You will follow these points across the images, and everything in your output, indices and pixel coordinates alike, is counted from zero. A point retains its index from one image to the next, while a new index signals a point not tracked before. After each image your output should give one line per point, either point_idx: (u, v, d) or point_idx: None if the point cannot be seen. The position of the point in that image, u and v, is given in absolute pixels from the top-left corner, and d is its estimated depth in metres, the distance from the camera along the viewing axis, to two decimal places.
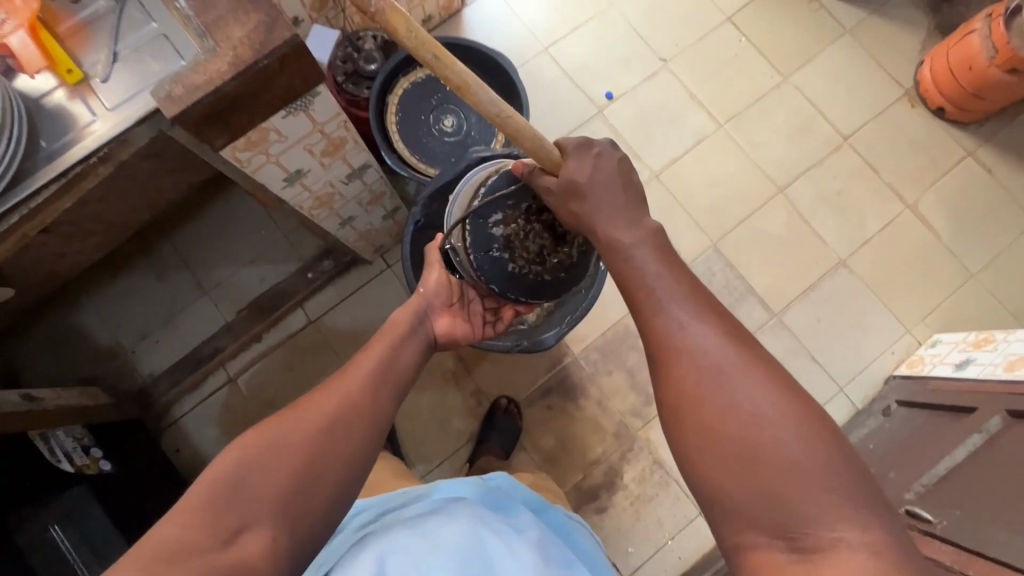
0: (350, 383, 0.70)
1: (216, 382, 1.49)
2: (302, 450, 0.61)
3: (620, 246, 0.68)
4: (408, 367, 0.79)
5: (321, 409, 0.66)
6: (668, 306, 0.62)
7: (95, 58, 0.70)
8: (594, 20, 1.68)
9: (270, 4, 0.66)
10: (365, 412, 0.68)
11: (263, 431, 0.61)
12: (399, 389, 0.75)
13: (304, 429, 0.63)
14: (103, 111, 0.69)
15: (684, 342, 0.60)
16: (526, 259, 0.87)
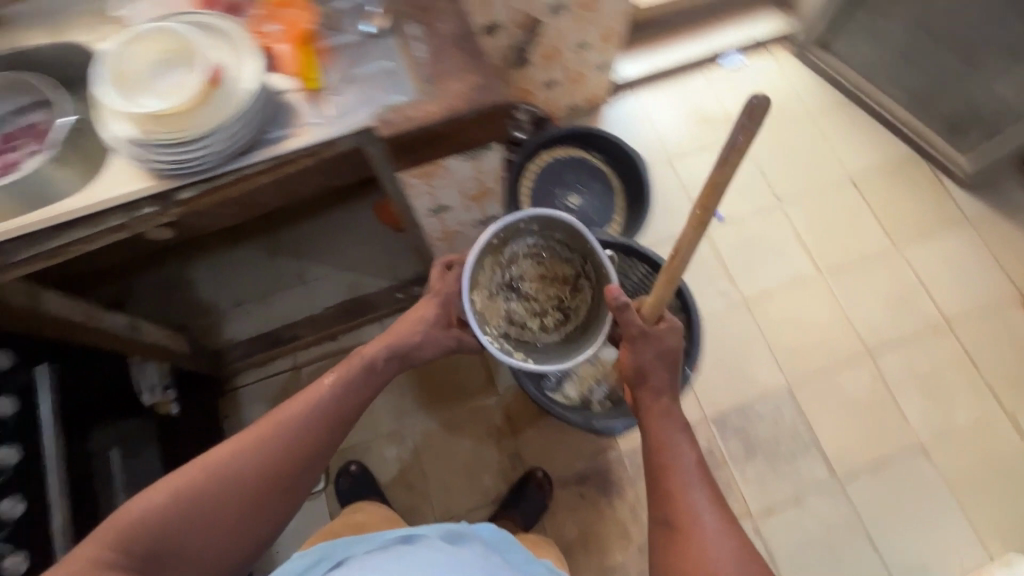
0: (284, 438, 0.79)
1: (282, 365, 1.59)
2: (231, 494, 0.74)
3: (670, 415, 0.85)
4: (362, 404, 0.87)
5: (244, 464, 0.76)
6: (690, 483, 0.79)
7: (331, 76, 0.84)
8: (721, 146, 1.79)
9: (489, 73, 0.79)
10: (291, 471, 0.78)
11: (202, 470, 0.74)
12: (341, 428, 0.84)
13: (238, 474, 0.75)
14: (324, 117, 0.81)
15: (694, 512, 0.76)
16: (536, 313, 1.08)
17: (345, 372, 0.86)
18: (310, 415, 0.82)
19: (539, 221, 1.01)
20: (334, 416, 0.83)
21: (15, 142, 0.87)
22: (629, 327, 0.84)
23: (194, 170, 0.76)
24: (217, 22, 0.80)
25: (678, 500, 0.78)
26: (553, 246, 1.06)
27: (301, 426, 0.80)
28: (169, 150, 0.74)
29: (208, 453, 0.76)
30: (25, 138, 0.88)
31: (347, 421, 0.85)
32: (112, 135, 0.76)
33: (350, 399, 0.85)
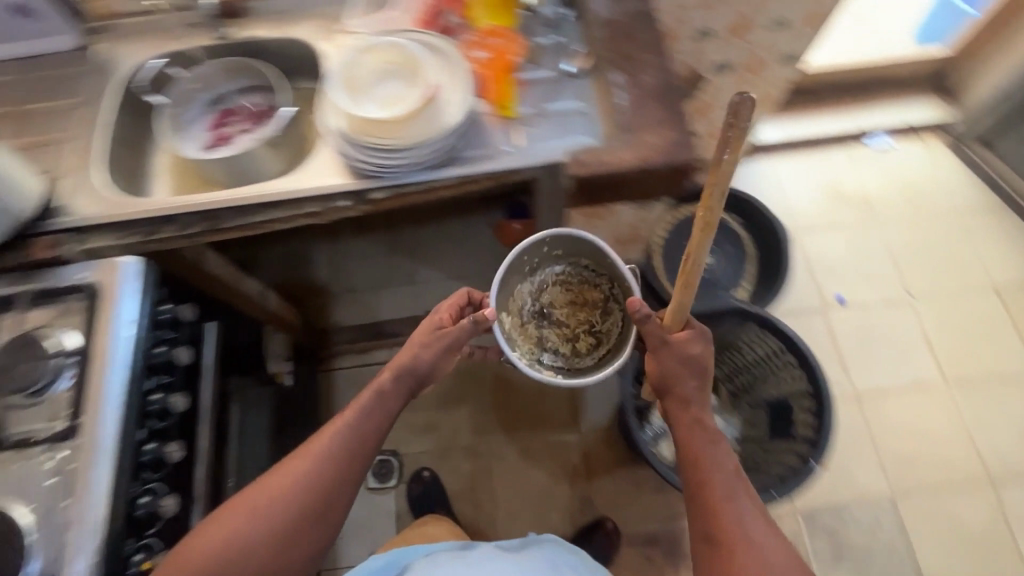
0: (304, 481, 0.75)
1: (379, 356, 1.66)
2: (266, 540, 0.72)
3: (711, 428, 0.78)
4: (382, 426, 0.81)
5: (268, 515, 0.73)
6: (730, 495, 0.74)
7: (525, 107, 0.88)
8: (853, 228, 1.71)
9: (686, 131, 0.79)
10: (317, 512, 0.74)
11: (233, 520, 0.73)
12: (360, 453, 0.78)
13: (270, 518, 0.73)
14: (515, 145, 0.84)
15: (736, 526, 0.71)
16: (568, 339, 0.95)
17: (363, 403, 0.81)
18: (324, 451, 0.77)
19: (562, 244, 0.90)
20: (353, 449, 0.78)
21: (230, 118, 0.97)
22: (649, 336, 0.77)
23: (391, 174, 0.81)
24: (438, 43, 0.86)
25: (719, 515, 0.73)
26: (583, 269, 0.95)
27: (318, 467, 0.76)
28: (376, 153, 0.80)
29: (228, 509, 0.74)
30: (239, 116, 0.97)
31: (368, 452, 0.79)
32: (329, 131, 0.83)
33: (372, 430, 0.80)
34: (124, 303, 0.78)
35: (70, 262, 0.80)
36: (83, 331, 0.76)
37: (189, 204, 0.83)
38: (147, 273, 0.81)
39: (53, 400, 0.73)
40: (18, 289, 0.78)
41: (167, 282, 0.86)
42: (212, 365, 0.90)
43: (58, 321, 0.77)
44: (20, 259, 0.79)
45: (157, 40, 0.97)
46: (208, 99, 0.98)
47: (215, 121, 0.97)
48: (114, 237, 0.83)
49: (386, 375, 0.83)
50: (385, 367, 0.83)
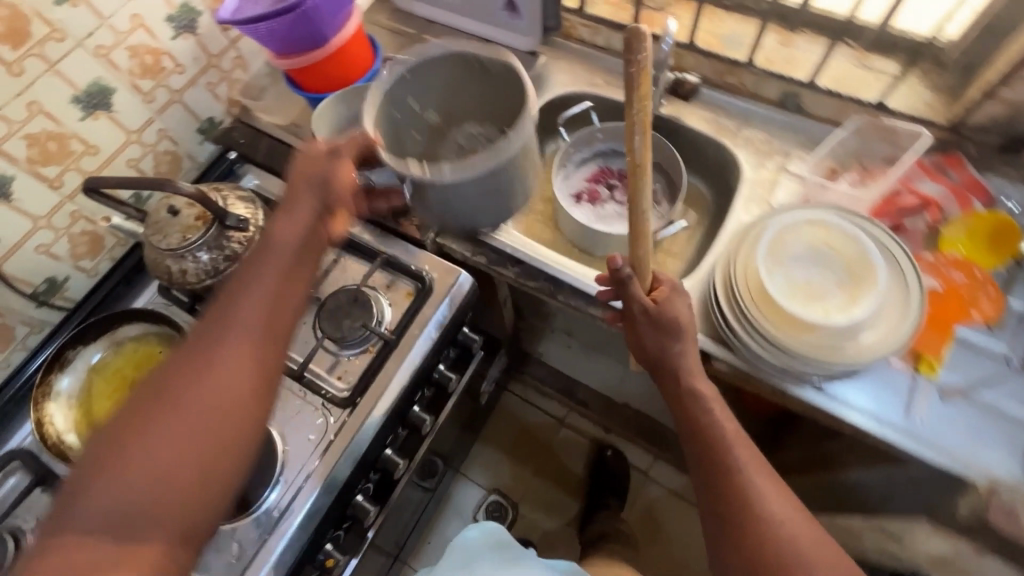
0: (213, 378, 0.50)
1: (554, 409, 1.55)
2: (200, 437, 0.48)
3: (706, 400, 0.64)
4: (291, 254, 0.59)
5: (184, 409, 0.48)
6: (746, 472, 0.59)
7: (949, 372, 0.68)
8: None
9: None
10: (237, 406, 0.50)
11: (131, 431, 0.47)
12: (270, 294, 0.56)
13: (197, 412, 0.48)
14: (914, 416, 0.66)
15: (767, 502, 0.56)
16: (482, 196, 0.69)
17: (264, 266, 0.57)
18: (220, 333, 0.52)
19: (446, 102, 0.74)
20: (262, 318, 0.54)
21: (610, 181, 0.94)
22: (631, 306, 0.65)
23: (751, 362, 0.68)
24: (899, 250, 0.68)
25: (744, 501, 0.57)
26: (473, 137, 0.75)
27: (222, 355, 0.51)
28: (757, 336, 0.66)
29: (89, 458, 0.47)
30: (619, 183, 0.94)
31: (284, 319, 0.56)
32: (716, 273, 0.71)
33: (281, 295, 0.57)
34: (440, 317, 0.79)
35: (425, 249, 0.84)
36: (400, 316, 0.80)
37: (537, 256, 0.79)
38: (469, 296, 0.82)
39: (349, 364, 0.78)
40: (379, 248, 0.84)
41: (474, 306, 0.86)
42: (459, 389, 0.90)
43: (387, 292, 0.82)
44: (395, 225, 0.86)
45: (595, 77, 0.95)
46: (602, 151, 0.96)
47: (595, 175, 0.95)
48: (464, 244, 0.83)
49: (285, 229, 0.59)
50: (288, 218, 0.60)
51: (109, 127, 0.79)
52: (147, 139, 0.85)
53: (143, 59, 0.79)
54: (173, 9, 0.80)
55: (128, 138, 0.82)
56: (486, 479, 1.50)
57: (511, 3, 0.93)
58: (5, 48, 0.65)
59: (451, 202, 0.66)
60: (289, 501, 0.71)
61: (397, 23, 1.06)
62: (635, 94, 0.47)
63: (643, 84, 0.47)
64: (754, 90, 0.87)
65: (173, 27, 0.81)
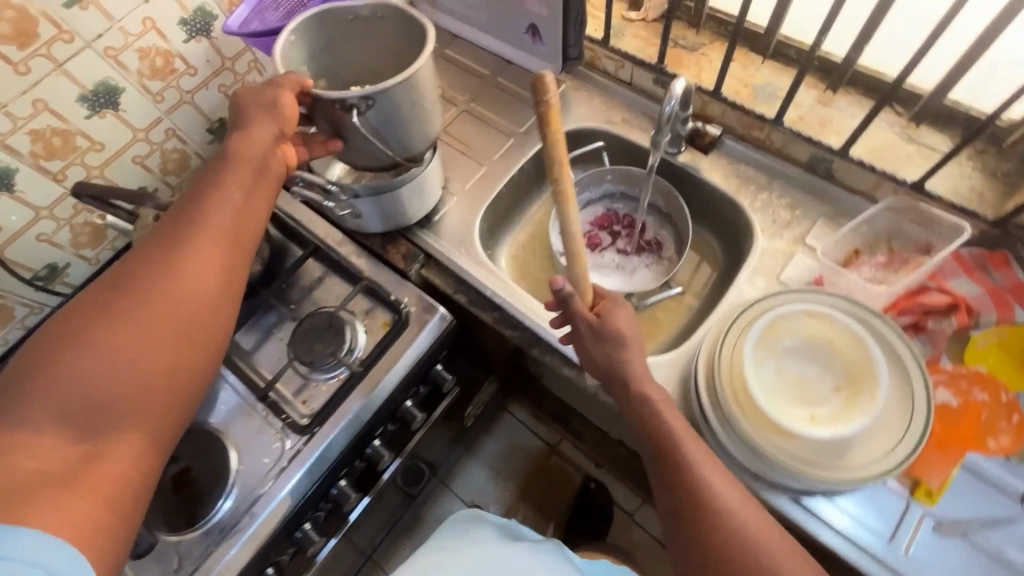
0: (174, 287, 0.53)
1: (548, 435, 1.52)
2: (156, 339, 0.50)
3: (658, 405, 0.61)
4: (258, 178, 0.62)
5: (145, 310, 0.51)
6: (702, 471, 0.57)
7: (951, 505, 0.60)
8: None
9: None
10: (206, 314, 0.54)
11: (87, 327, 0.48)
12: (232, 213, 0.59)
13: (155, 314, 0.51)
14: (901, 549, 0.58)
15: (729, 502, 0.55)
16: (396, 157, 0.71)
17: (225, 189, 0.59)
18: (183, 245, 0.55)
19: (334, 63, 0.73)
20: (225, 235, 0.58)
21: (615, 227, 0.89)
22: (577, 324, 0.63)
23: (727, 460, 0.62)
24: (909, 360, 0.61)
25: (704, 505, 0.55)
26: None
27: (189, 265, 0.54)
28: (735, 436, 0.60)
29: (46, 351, 0.47)
30: (624, 230, 0.88)
31: (246, 237, 0.60)
32: (701, 356, 0.66)
33: (241, 214, 0.60)
34: (412, 353, 0.77)
35: (409, 279, 0.82)
36: (372, 346, 0.79)
37: (518, 305, 0.76)
38: (445, 334, 0.80)
39: (317, 390, 0.76)
40: (363, 272, 0.82)
41: (453, 342, 0.84)
42: (433, 417, 0.90)
43: (365, 319, 0.81)
44: (382, 251, 0.84)
45: (613, 114, 0.89)
46: (611, 193, 0.90)
47: (600, 219, 0.89)
48: (449, 280, 0.81)
49: (245, 151, 0.61)
50: (245, 138, 0.61)
51: (115, 125, 0.80)
52: (154, 137, 0.86)
53: (153, 61, 0.79)
54: (188, 12, 0.79)
55: (134, 136, 0.83)
56: (468, 494, 1.49)
57: (533, 27, 0.89)
58: (11, 48, 0.66)
59: (386, 130, 0.65)
60: (241, 518, 0.71)
61: None
62: (549, 129, 0.53)
63: (554, 117, 0.53)
64: (781, 149, 0.79)
65: (186, 30, 0.81)
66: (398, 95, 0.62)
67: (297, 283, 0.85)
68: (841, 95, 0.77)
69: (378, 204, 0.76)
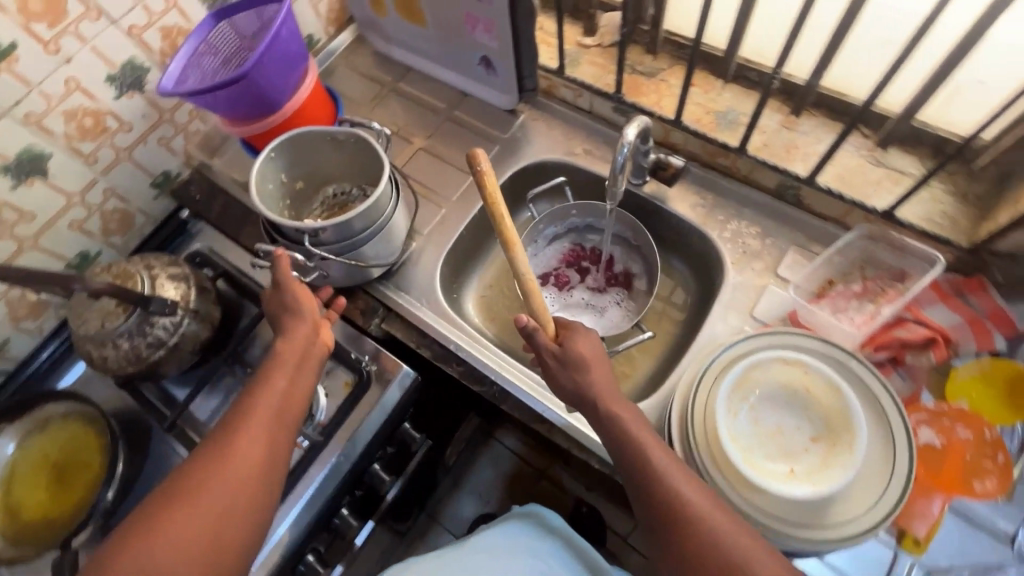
0: (232, 464, 0.54)
1: (536, 462, 1.49)
2: (209, 518, 0.51)
3: (625, 419, 0.57)
4: (303, 347, 0.63)
5: (205, 490, 0.52)
6: (667, 473, 0.53)
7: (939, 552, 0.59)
8: None
9: None
10: (260, 494, 0.54)
11: (159, 511, 0.50)
12: (289, 390, 0.60)
13: (219, 493, 0.52)
14: None
15: (698, 503, 0.51)
16: (353, 237, 0.70)
17: (278, 367, 0.61)
18: (239, 429, 0.56)
19: (317, 167, 0.77)
20: (275, 415, 0.58)
21: (583, 262, 0.85)
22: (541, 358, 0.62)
23: None
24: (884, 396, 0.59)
25: (679, 514, 0.51)
26: (337, 196, 0.79)
27: (243, 443, 0.55)
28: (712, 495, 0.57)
29: (125, 535, 0.49)
30: (591, 266, 0.85)
31: (296, 409, 0.60)
32: (673, 408, 0.62)
33: (292, 389, 0.60)
34: (373, 420, 0.72)
35: (370, 335, 0.78)
36: (333, 410, 0.73)
37: (482, 359, 0.73)
38: (403, 401, 0.74)
39: None
40: None
41: (418, 400, 0.78)
42: (406, 473, 0.85)
43: (325, 379, 0.76)
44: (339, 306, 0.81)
45: (575, 144, 0.86)
46: (576, 226, 0.86)
47: (568, 255, 0.86)
48: (409, 334, 0.78)
49: (297, 330, 0.64)
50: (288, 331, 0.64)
51: (45, 192, 0.75)
52: (91, 199, 0.81)
53: (81, 122, 0.75)
54: (115, 67, 0.75)
55: (69, 201, 0.78)
56: (458, 528, 1.44)
57: (486, 60, 0.84)
58: None
59: (342, 238, 0.69)
60: None
61: (371, 68, 0.99)
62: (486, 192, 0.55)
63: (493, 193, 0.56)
64: (748, 176, 0.76)
65: (116, 86, 0.76)
66: (353, 216, 0.67)
67: (253, 344, 0.80)
68: (806, 117, 0.74)
69: (342, 267, 0.72)
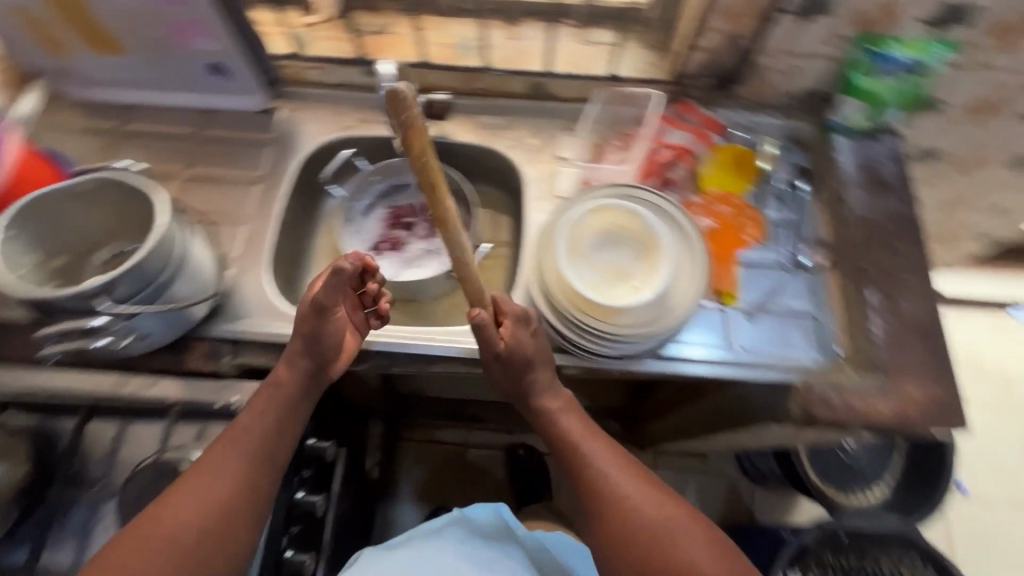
0: (215, 488, 0.58)
1: (455, 436, 1.52)
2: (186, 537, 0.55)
3: (556, 410, 0.69)
4: (295, 379, 0.65)
5: (189, 511, 0.57)
6: (594, 454, 0.66)
7: (749, 293, 0.77)
8: (985, 409, 1.57)
9: (958, 391, 0.67)
10: (222, 526, 0.57)
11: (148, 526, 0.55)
12: (277, 428, 0.64)
13: (197, 518, 0.56)
14: (734, 345, 0.73)
15: (617, 477, 0.63)
16: (151, 283, 0.62)
17: (264, 402, 0.64)
18: (220, 460, 0.60)
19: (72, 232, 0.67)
20: (259, 447, 0.62)
21: (405, 219, 0.89)
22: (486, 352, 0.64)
23: (597, 360, 0.70)
24: (667, 205, 0.74)
25: (603, 497, 0.63)
26: (115, 257, 0.70)
27: (225, 470, 0.59)
28: (594, 337, 0.68)
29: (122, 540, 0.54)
30: (414, 220, 0.89)
31: (281, 448, 0.64)
32: (534, 289, 0.71)
33: (281, 426, 0.64)
34: None
35: (226, 376, 0.72)
36: None
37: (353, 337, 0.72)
38: None
39: None
40: (167, 399, 0.69)
41: None
42: (336, 493, 0.82)
43: (201, 445, 0.68)
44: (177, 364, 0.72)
45: (345, 120, 0.87)
46: (383, 192, 0.89)
47: (389, 219, 0.88)
48: (271, 354, 0.73)
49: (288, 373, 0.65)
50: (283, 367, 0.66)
51: None
52: None
53: None
54: None
55: None
56: None
57: (216, 66, 0.80)
58: None
59: (139, 289, 0.61)
60: None
61: (85, 120, 0.86)
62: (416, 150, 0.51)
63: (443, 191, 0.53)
64: (504, 89, 0.86)
65: None
66: (139, 260, 0.60)
67: (89, 456, 0.68)
68: (523, 25, 0.85)
69: (156, 319, 0.65)
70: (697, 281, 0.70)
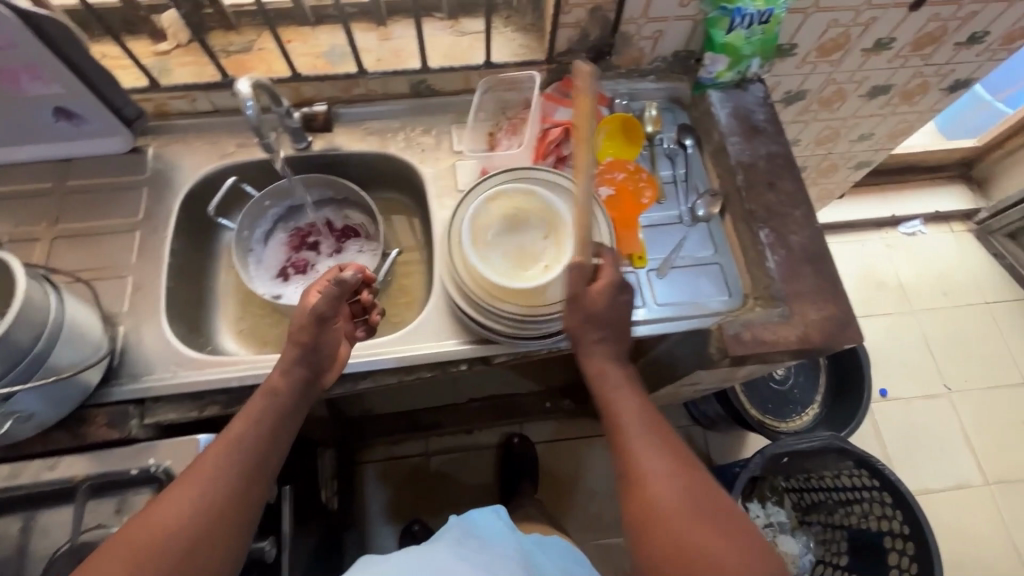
0: (210, 485, 0.57)
1: (414, 448, 1.49)
2: (179, 535, 0.53)
3: (608, 386, 0.66)
4: (295, 382, 0.64)
5: (182, 509, 0.55)
6: (636, 438, 0.62)
7: (655, 252, 0.80)
8: (892, 317, 1.72)
9: (850, 306, 0.73)
10: (214, 527, 0.55)
11: (143, 523, 0.53)
12: (270, 428, 0.62)
13: (191, 514, 0.55)
14: (651, 303, 0.77)
15: (652, 465, 0.59)
16: (27, 354, 0.56)
17: (257, 406, 0.62)
18: (214, 458, 0.58)
19: None
20: (256, 451, 0.60)
21: (310, 239, 0.86)
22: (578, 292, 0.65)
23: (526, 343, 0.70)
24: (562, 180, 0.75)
25: (641, 482, 0.59)
26: None
27: (218, 467, 0.58)
28: (516, 322, 0.68)
29: (116, 542, 0.52)
30: (319, 238, 0.86)
31: (275, 450, 0.62)
32: (449, 286, 0.71)
33: (275, 429, 0.62)
34: None
35: (137, 440, 0.67)
36: None
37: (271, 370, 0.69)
38: None
39: None
40: (72, 477, 0.63)
41: None
42: (288, 536, 0.77)
43: (122, 518, 0.63)
44: (78, 439, 0.66)
45: (223, 147, 0.82)
46: (281, 215, 0.85)
47: (291, 241, 0.85)
48: (184, 406, 0.68)
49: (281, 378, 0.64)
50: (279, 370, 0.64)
51: None
52: None
53: None
54: None
55: None
56: None
57: (62, 110, 0.74)
58: None
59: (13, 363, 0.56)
60: None
61: None
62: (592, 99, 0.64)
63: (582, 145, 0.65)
64: (386, 91, 0.85)
65: None
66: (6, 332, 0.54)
67: None
68: (392, 24, 0.84)
69: (42, 391, 0.59)
70: (604, 250, 0.72)
